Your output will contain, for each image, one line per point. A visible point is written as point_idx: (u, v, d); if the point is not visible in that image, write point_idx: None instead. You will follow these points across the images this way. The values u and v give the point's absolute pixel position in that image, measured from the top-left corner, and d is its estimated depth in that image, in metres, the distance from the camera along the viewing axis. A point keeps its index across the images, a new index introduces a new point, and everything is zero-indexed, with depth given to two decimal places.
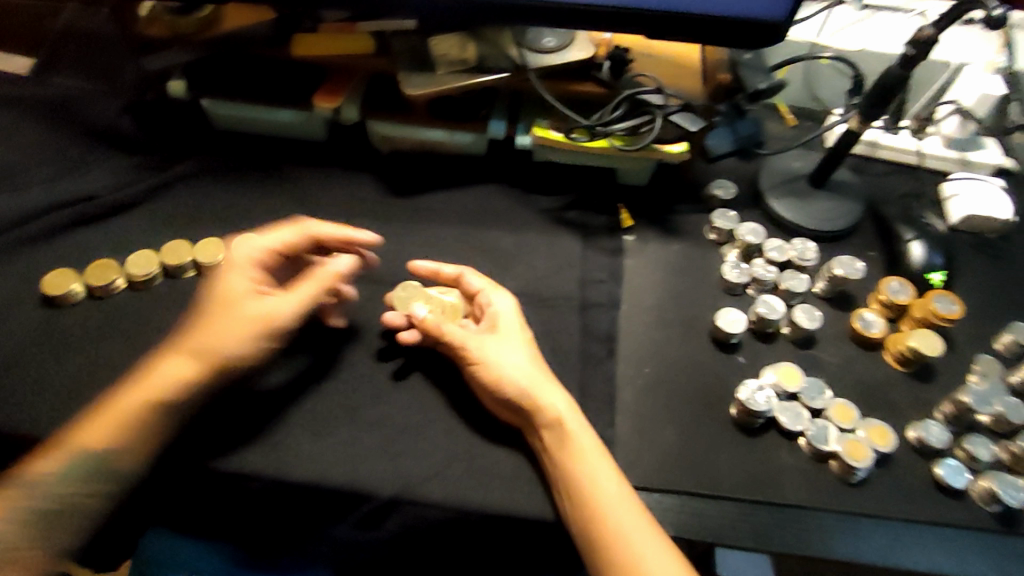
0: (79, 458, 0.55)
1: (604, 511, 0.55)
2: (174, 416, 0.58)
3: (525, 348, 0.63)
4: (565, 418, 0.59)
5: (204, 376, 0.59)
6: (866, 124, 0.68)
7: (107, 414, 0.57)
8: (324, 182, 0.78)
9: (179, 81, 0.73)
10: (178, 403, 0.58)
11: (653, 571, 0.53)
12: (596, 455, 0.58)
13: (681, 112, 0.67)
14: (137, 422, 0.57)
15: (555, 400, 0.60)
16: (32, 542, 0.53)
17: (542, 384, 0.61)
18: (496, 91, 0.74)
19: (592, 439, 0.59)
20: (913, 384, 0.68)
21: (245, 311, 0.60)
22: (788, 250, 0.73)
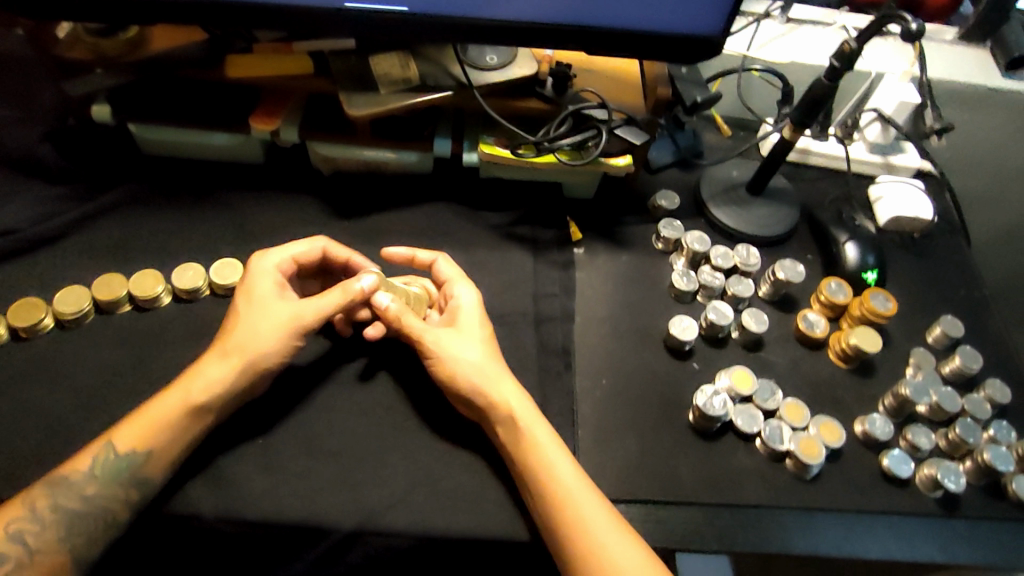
0: (119, 459, 0.54)
1: (561, 500, 0.54)
2: (211, 415, 0.57)
3: (482, 341, 0.62)
4: (519, 414, 0.59)
5: (251, 372, 0.58)
6: (798, 133, 0.71)
7: (147, 420, 0.55)
8: (266, 206, 0.75)
9: (103, 106, 0.69)
10: (223, 401, 0.58)
11: (615, 558, 0.52)
12: (552, 446, 0.57)
13: (626, 125, 0.69)
14: (181, 420, 0.56)
15: (508, 395, 0.59)
16: (49, 548, 0.52)
17: (497, 376, 0.60)
18: (440, 110, 0.73)
19: (549, 430, 0.58)
20: (856, 380, 0.71)
21: (285, 324, 0.60)
22: (733, 256, 0.75)
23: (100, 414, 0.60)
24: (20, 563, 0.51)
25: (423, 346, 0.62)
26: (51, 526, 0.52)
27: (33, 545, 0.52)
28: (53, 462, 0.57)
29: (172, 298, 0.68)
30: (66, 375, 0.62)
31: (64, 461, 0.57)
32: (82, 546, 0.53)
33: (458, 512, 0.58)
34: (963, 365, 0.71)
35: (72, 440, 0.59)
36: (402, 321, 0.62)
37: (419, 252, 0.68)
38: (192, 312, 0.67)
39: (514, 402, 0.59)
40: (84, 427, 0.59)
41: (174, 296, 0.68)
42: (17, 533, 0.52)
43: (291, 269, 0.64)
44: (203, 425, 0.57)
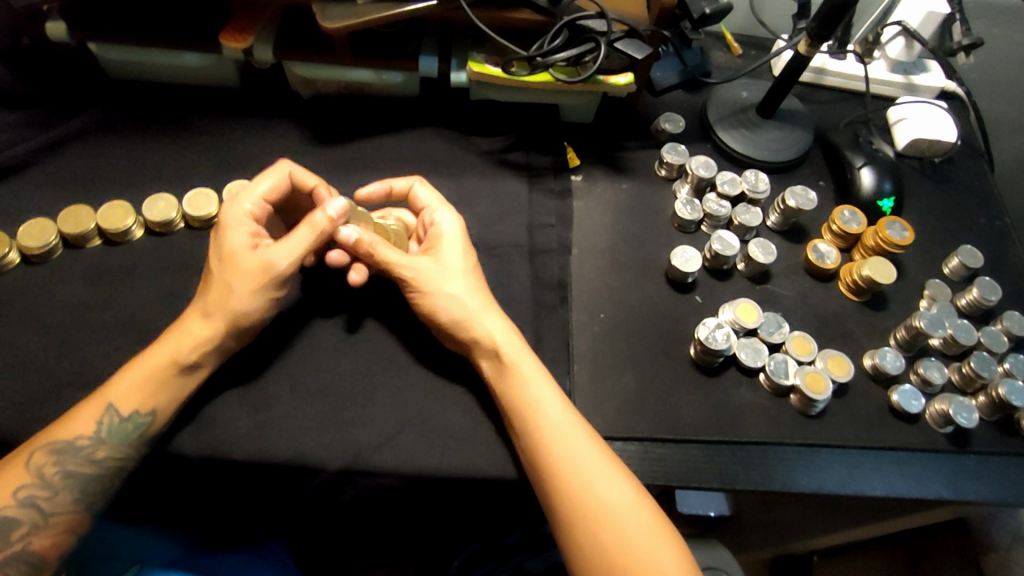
0: (123, 421, 0.51)
1: (548, 436, 0.52)
2: (203, 371, 0.54)
3: (463, 272, 0.59)
4: (502, 346, 0.56)
5: (233, 331, 0.54)
6: (815, 48, 0.64)
7: (136, 378, 0.52)
8: (243, 133, 0.70)
9: (57, 23, 0.64)
10: (212, 357, 0.54)
11: (601, 494, 0.50)
12: (539, 380, 0.54)
13: (626, 38, 0.61)
14: (172, 380, 0.52)
15: (492, 327, 0.56)
16: (63, 510, 0.50)
17: (482, 308, 0.57)
18: (425, 23, 0.67)
19: (535, 364, 0.55)
20: (867, 313, 0.68)
21: (257, 275, 0.54)
22: (740, 182, 0.71)
23: (74, 351, 0.57)
24: (36, 527, 0.49)
25: (401, 279, 0.58)
26: (62, 490, 0.50)
27: (47, 508, 0.50)
28: (25, 401, 0.55)
29: (145, 231, 0.64)
30: (36, 312, 0.59)
31: (37, 400, 0.55)
32: (94, 503, 0.52)
33: (449, 450, 0.56)
34: (980, 298, 0.67)
35: (43, 379, 0.56)
36: (375, 252, 0.58)
37: (397, 180, 0.64)
38: (167, 246, 0.64)
39: (500, 337, 0.56)
40: (57, 366, 0.56)
41: (147, 228, 0.64)
42: (26, 499, 0.49)
43: (265, 212, 0.58)
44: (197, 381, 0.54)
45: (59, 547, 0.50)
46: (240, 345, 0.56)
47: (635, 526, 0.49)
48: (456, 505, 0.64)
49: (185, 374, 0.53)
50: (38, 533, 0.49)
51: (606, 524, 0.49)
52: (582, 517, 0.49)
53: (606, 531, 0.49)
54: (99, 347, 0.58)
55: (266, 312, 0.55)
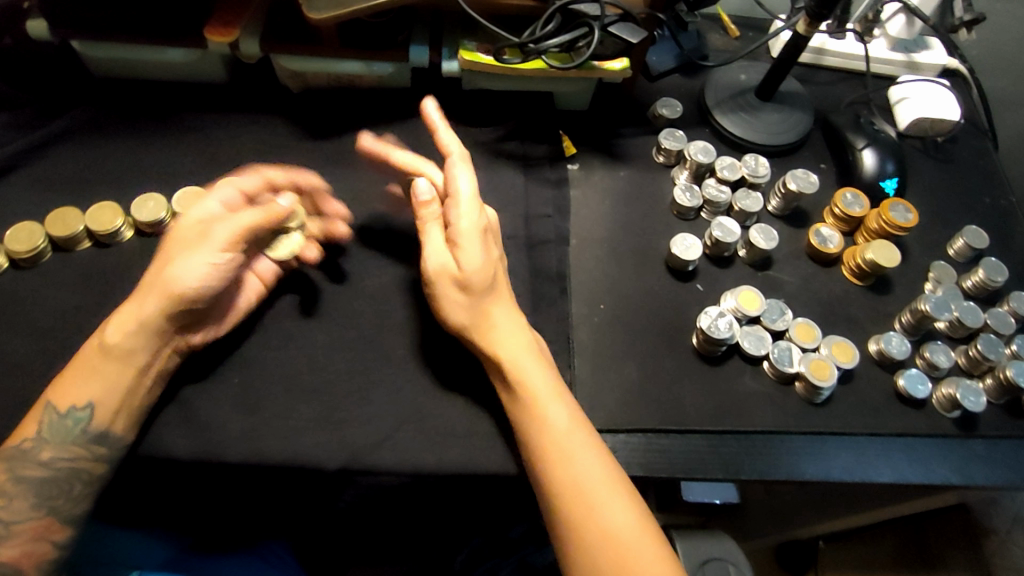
0: (64, 416, 0.50)
1: (556, 456, 0.50)
2: (137, 358, 0.51)
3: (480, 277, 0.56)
4: (515, 357, 0.53)
5: (164, 304, 0.51)
6: (814, 28, 0.63)
7: (74, 367, 0.51)
8: (231, 129, 0.69)
9: (38, 21, 0.63)
10: (143, 340, 0.51)
11: (603, 519, 0.48)
12: (551, 393, 0.53)
13: (620, 22, 0.60)
14: (102, 364, 0.51)
15: (507, 336, 0.54)
16: (25, 517, 0.49)
17: (505, 310, 0.55)
18: (414, 11, 0.65)
19: (547, 377, 0.53)
20: (871, 298, 0.67)
21: (197, 244, 0.52)
22: (740, 167, 0.69)
23: (65, 357, 0.56)
24: (1, 536, 0.49)
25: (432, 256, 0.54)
26: (19, 496, 0.49)
27: (7, 517, 0.49)
28: (15, 407, 0.54)
29: (135, 231, 0.63)
30: (25, 317, 0.58)
31: (26, 407, 0.54)
32: (60, 507, 0.51)
33: (446, 449, 0.55)
34: (986, 279, 0.66)
35: (32, 386, 0.55)
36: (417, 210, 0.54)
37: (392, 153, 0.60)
38: (156, 246, 0.62)
39: (511, 339, 0.54)
40: (44, 373, 0.55)
41: (137, 229, 0.63)
42: None
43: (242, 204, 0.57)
44: (132, 369, 0.51)
45: (43, 556, 0.50)
46: (180, 326, 0.52)
47: (636, 553, 0.48)
48: (457, 502, 0.63)
49: (117, 363, 0.51)
50: (7, 542, 0.49)
51: (606, 546, 0.48)
52: (582, 540, 0.48)
53: (607, 555, 0.48)
54: None
55: (213, 283, 0.52)
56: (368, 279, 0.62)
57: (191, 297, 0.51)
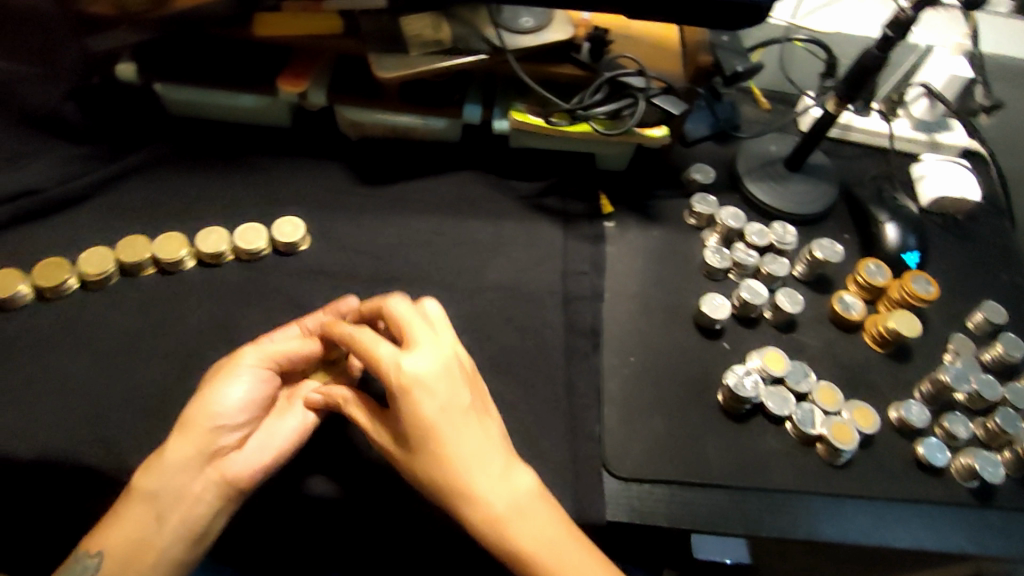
0: (75, 564, 0.50)
1: None
2: (155, 499, 0.51)
3: (433, 383, 0.51)
4: (507, 510, 0.50)
5: (185, 433, 0.53)
6: (842, 108, 0.68)
7: (103, 519, 0.52)
8: (292, 171, 0.74)
9: (129, 65, 0.67)
10: (156, 481, 0.52)
11: None
12: (520, 508, 0.50)
13: (664, 95, 0.65)
14: (122, 510, 0.51)
15: (498, 491, 0.50)
16: None
17: (450, 423, 0.50)
18: (470, 74, 0.70)
19: (553, 525, 0.51)
20: (892, 366, 0.69)
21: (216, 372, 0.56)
22: (768, 233, 0.73)
23: (123, 375, 0.60)
24: None
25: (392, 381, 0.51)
26: None
27: None
28: (75, 422, 0.57)
29: (196, 262, 0.67)
30: (90, 337, 0.61)
31: (84, 422, 0.57)
32: None
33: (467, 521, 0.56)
34: (1004, 353, 0.69)
35: (92, 402, 0.58)
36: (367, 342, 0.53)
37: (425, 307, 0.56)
38: (215, 277, 0.66)
39: (504, 492, 0.50)
40: (103, 392, 0.59)
41: (198, 260, 0.67)
42: None
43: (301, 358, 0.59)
44: (145, 515, 0.51)
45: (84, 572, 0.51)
46: (197, 463, 0.53)
47: None
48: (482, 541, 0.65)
49: (137, 505, 0.51)
50: None
51: None
52: None
53: None
54: (147, 374, 0.60)
55: (233, 412, 0.55)
56: None
57: (205, 425, 0.54)
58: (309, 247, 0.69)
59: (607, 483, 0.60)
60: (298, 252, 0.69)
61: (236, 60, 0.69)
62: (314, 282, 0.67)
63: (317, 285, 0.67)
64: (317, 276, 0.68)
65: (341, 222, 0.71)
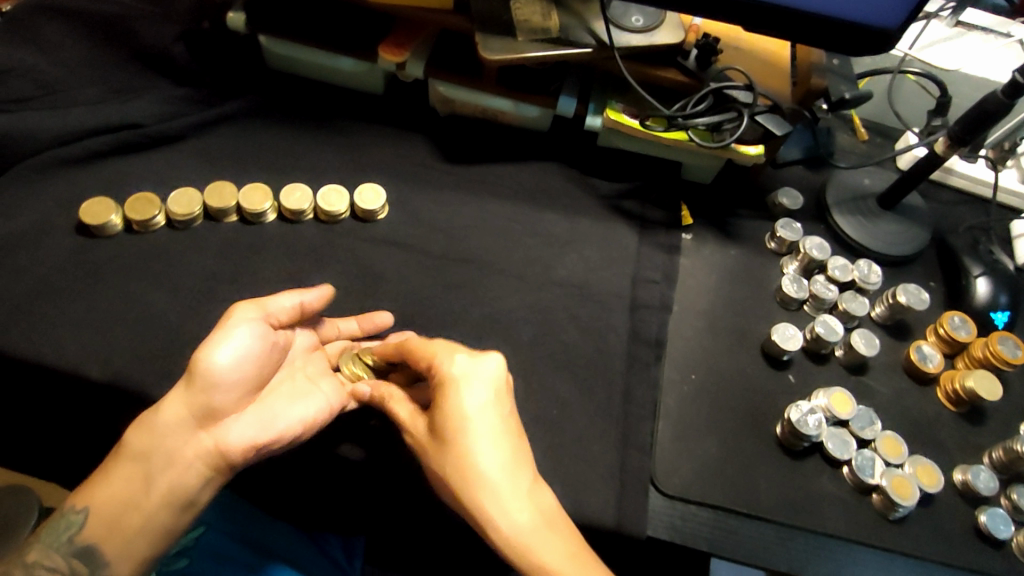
0: (59, 520, 0.47)
1: None
2: (145, 460, 0.47)
3: (481, 382, 0.50)
4: (526, 528, 0.47)
5: (184, 386, 0.48)
6: (953, 152, 0.65)
7: (92, 475, 0.48)
8: (379, 140, 0.74)
9: (239, 14, 0.68)
10: (147, 438, 0.47)
11: None
12: (538, 529, 0.47)
13: (769, 113, 0.63)
14: (112, 467, 0.47)
15: (521, 506, 0.48)
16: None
17: (487, 431, 0.49)
18: (569, 65, 0.69)
19: (570, 544, 0.48)
20: (963, 426, 0.66)
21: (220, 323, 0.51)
22: (851, 270, 0.70)
23: (196, 315, 0.61)
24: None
25: (438, 379, 0.50)
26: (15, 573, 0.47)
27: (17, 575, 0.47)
28: (146, 354, 0.59)
29: (277, 216, 0.68)
30: (170, 275, 0.63)
31: (154, 355, 0.59)
32: None
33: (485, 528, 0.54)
34: None
35: (164, 337, 0.60)
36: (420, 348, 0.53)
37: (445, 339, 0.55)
38: (294, 233, 0.67)
39: (525, 510, 0.48)
40: (175, 328, 0.60)
41: (279, 214, 0.68)
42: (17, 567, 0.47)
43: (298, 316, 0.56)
44: (135, 476, 0.47)
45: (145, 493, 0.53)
46: (195, 421, 0.48)
47: None
48: None
49: (127, 462, 0.47)
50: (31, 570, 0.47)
51: None
52: None
53: None
54: (217, 316, 0.61)
55: (235, 368, 0.50)
56: (479, 306, 0.66)
57: (207, 376, 0.48)
58: (387, 217, 0.70)
59: (651, 497, 0.59)
60: (376, 220, 0.69)
61: (341, 23, 0.69)
62: (387, 252, 0.68)
63: (390, 255, 0.68)
64: (391, 246, 0.68)
65: (421, 197, 0.71)
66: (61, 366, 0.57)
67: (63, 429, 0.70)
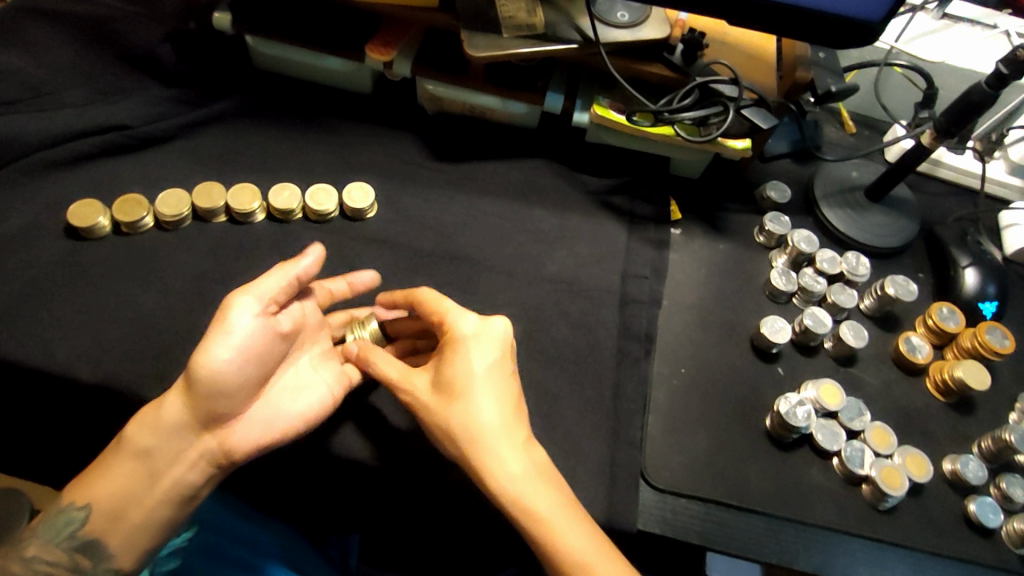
0: (58, 514, 0.48)
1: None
2: (148, 459, 0.49)
3: (489, 341, 0.52)
4: (519, 478, 0.48)
5: (187, 389, 0.49)
6: (939, 143, 0.65)
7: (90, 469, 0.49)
8: (368, 138, 0.74)
9: (225, 14, 0.68)
10: (151, 438, 0.49)
11: None
12: (530, 478, 0.48)
13: (754, 107, 0.63)
14: (114, 463, 0.49)
15: (514, 457, 0.49)
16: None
17: (489, 381, 0.51)
18: (556, 61, 0.69)
19: (565, 503, 0.49)
20: (952, 416, 0.66)
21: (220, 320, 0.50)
22: (840, 262, 0.70)
23: (185, 315, 0.61)
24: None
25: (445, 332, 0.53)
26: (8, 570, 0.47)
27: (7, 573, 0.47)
28: (135, 355, 0.58)
29: (266, 216, 0.68)
30: (159, 276, 0.63)
31: (143, 355, 0.59)
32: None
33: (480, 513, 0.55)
34: None
35: (153, 337, 0.60)
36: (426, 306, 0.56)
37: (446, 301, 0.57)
38: (283, 232, 0.67)
39: (519, 462, 0.49)
40: (165, 329, 0.60)
41: (268, 214, 0.68)
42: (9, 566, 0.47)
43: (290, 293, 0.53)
44: (140, 473, 0.49)
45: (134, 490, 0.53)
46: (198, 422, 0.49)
47: None
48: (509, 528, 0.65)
49: (131, 459, 0.49)
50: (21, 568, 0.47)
51: None
52: None
53: None
54: (207, 316, 0.61)
55: (239, 370, 0.50)
56: (469, 302, 0.66)
57: (210, 381, 0.48)
58: (376, 215, 0.70)
59: (642, 491, 0.60)
60: (365, 218, 0.70)
61: (328, 22, 0.69)
62: (376, 250, 0.68)
63: (380, 253, 0.68)
64: (381, 245, 0.68)
65: (410, 195, 0.71)
66: (50, 368, 0.57)
67: (57, 432, 0.69)
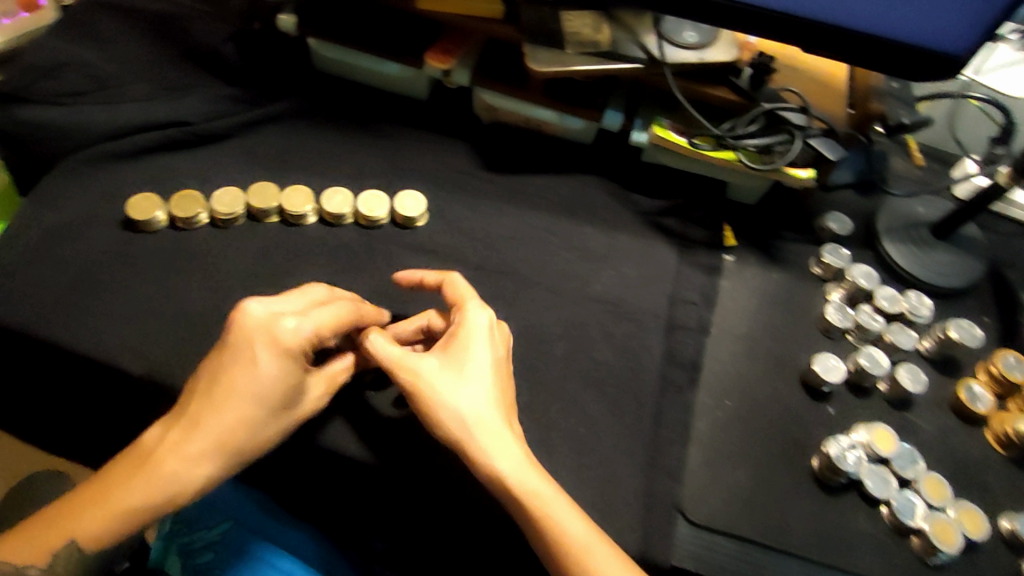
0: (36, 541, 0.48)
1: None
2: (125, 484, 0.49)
3: (479, 332, 0.53)
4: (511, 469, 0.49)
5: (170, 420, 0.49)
6: (1017, 183, 0.62)
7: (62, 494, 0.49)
8: (422, 146, 0.74)
9: (290, 17, 0.68)
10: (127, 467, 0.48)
11: None
12: (524, 466, 0.50)
13: (823, 137, 0.61)
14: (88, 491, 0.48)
15: (507, 449, 0.50)
16: None
17: (480, 372, 0.52)
18: (617, 79, 0.68)
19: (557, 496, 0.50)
20: (1012, 471, 0.63)
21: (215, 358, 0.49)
22: (900, 301, 0.68)
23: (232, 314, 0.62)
24: None
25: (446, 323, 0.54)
26: None
27: None
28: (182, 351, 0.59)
29: (317, 218, 0.68)
30: (210, 273, 0.64)
31: (190, 352, 0.59)
32: None
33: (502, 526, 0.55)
34: None
35: (200, 334, 0.60)
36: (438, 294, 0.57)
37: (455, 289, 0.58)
38: (333, 236, 0.68)
39: (509, 453, 0.50)
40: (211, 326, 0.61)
41: (319, 217, 0.68)
42: None
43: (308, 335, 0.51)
44: None
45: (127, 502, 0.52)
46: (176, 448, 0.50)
47: None
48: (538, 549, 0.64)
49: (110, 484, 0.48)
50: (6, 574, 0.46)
51: None
52: None
53: None
54: None
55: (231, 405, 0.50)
56: (513, 318, 0.65)
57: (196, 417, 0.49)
58: (426, 224, 0.70)
59: (678, 525, 0.58)
60: (414, 226, 0.69)
61: (390, 28, 0.69)
62: (424, 259, 0.67)
63: (427, 263, 0.67)
64: (428, 254, 0.68)
65: (459, 205, 0.71)
66: (100, 358, 0.58)
67: (102, 418, 0.71)
